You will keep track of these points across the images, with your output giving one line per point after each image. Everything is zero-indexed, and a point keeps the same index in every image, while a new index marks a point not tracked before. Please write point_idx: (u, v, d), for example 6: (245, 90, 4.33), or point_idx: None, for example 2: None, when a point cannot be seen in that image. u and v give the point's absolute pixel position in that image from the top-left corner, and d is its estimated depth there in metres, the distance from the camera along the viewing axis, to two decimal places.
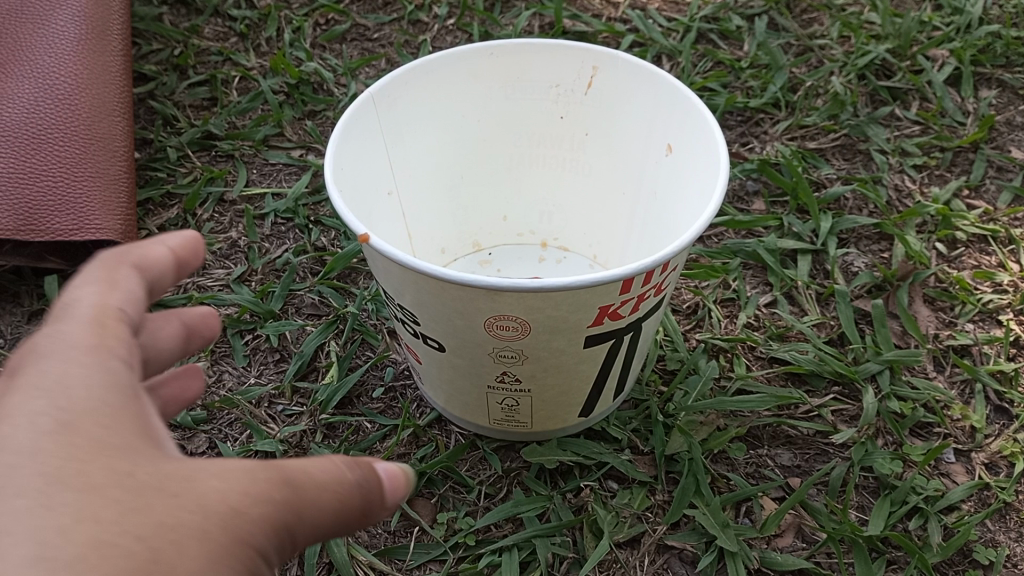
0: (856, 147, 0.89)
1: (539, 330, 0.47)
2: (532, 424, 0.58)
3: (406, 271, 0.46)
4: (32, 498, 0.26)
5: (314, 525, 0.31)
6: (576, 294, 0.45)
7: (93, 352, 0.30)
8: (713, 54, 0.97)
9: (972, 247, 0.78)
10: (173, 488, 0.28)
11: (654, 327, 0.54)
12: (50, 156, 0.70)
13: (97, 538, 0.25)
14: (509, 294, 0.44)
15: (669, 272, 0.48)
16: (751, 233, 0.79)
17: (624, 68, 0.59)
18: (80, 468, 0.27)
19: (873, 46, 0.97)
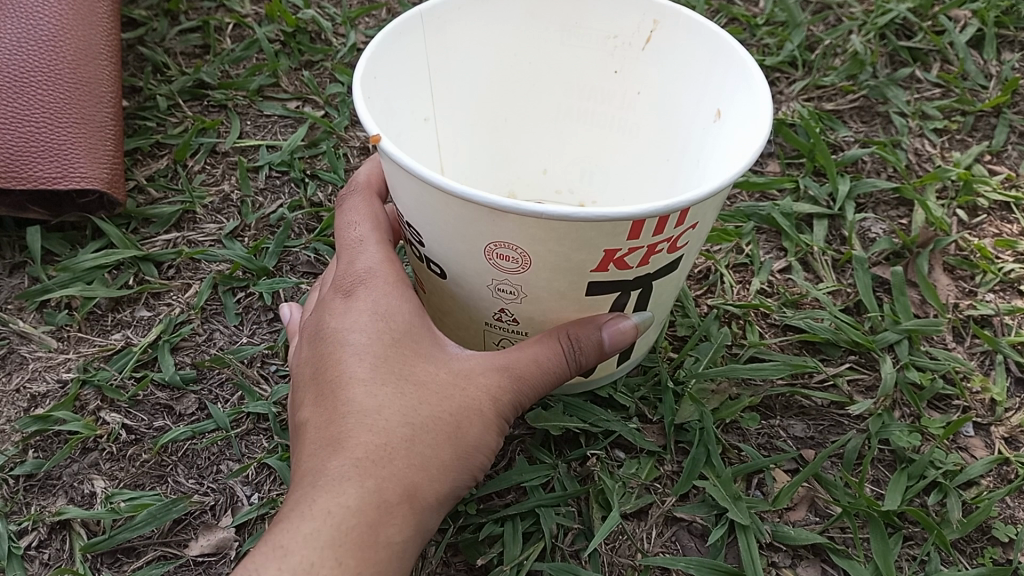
0: (875, 110, 0.85)
1: (539, 265, 0.43)
2: None
3: (414, 184, 0.42)
4: (387, 385, 0.44)
5: (545, 377, 0.47)
6: (581, 230, 0.40)
7: (397, 279, 0.48)
8: (727, 10, 0.94)
9: (993, 215, 0.75)
10: (460, 382, 0.45)
11: (673, 288, 0.50)
12: (33, 99, 0.66)
13: (430, 415, 0.44)
14: (513, 219, 0.40)
15: (688, 228, 0.43)
16: (765, 196, 0.76)
17: (689, 25, 0.53)
18: (403, 365, 0.45)
19: (894, 5, 0.94)
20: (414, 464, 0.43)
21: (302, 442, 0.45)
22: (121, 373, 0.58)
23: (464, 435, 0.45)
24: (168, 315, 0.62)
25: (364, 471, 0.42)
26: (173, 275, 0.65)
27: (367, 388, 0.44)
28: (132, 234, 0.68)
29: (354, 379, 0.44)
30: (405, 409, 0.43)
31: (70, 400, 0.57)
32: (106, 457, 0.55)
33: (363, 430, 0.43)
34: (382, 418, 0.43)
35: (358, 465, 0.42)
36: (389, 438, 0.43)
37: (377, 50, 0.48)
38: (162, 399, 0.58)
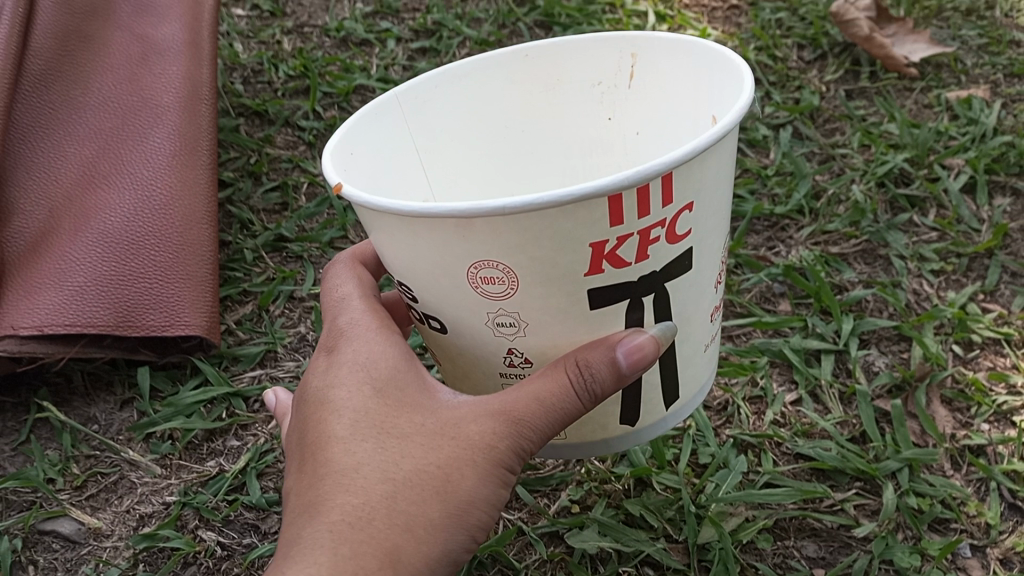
0: (877, 252, 0.95)
1: (528, 280, 0.44)
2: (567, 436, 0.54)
3: (387, 218, 0.45)
4: (372, 440, 0.47)
5: (541, 421, 0.48)
6: (550, 221, 0.41)
7: (383, 339, 0.52)
8: (741, 163, 1.06)
9: (987, 349, 0.83)
10: (449, 432, 0.48)
11: (695, 299, 0.50)
12: (147, 260, 0.78)
13: (414, 468, 0.47)
14: (477, 221, 0.41)
15: (673, 208, 0.43)
16: (777, 333, 0.85)
17: (662, 44, 0.57)
18: (385, 420, 0.48)
19: (892, 156, 1.05)
20: (398, 523, 0.46)
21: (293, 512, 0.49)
22: (216, 496, 0.68)
23: (455, 488, 0.47)
24: (255, 444, 0.72)
25: (344, 534, 0.45)
26: (258, 407, 0.75)
27: (352, 445, 0.48)
28: (224, 371, 0.79)
29: (340, 438, 0.48)
30: (387, 465, 0.47)
31: (173, 520, 0.66)
32: (203, 571, 0.64)
33: (343, 489, 0.47)
34: (362, 476, 0.47)
35: (336, 528, 0.45)
36: (369, 496, 0.46)
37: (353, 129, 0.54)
38: (250, 518, 0.67)
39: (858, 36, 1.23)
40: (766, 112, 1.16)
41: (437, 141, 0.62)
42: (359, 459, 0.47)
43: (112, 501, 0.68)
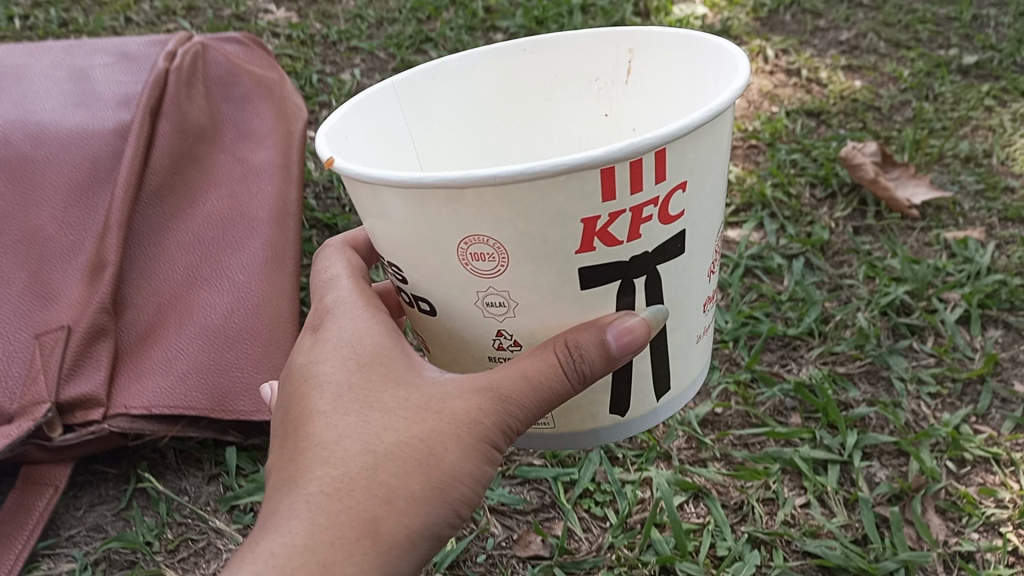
0: (880, 373, 1.05)
1: (515, 255, 0.52)
2: (557, 423, 0.64)
3: (387, 190, 0.52)
4: (359, 415, 0.57)
5: (515, 401, 0.57)
6: (550, 196, 0.49)
7: (373, 324, 0.62)
8: (756, 288, 1.19)
9: (978, 466, 0.92)
10: (431, 407, 0.57)
11: (687, 285, 0.59)
12: (239, 354, 0.91)
13: (396, 442, 0.56)
14: (471, 190, 0.49)
15: (660, 193, 0.51)
16: (788, 441, 0.95)
17: (653, 40, 0.69)
18: (368, 395, 0.58)
19: (894, 288, 1.17)
20: (377, 494, 0.55)
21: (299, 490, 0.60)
22: None
23: (438, 460, 0.56)
24: None
25: (330, 500, 0.54)
26: None
27: (336, 421, 0.57)
28: None
29: (326, 414, 0.58)
30: (373, 440, 0.56)
31: None
32: None
33: (329, 456, 0.56)
34: (342, 449, 0.56)
35: (322, 494, 0.55)
36: (352, 467, 0.55)
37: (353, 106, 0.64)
38: None
39: (865, 178, 1.37)
40: (781, 243, 1.29)
41: (434, 123, 0.73)
42: (340, 433, 0.56)
43: (201, 564, 0.79)
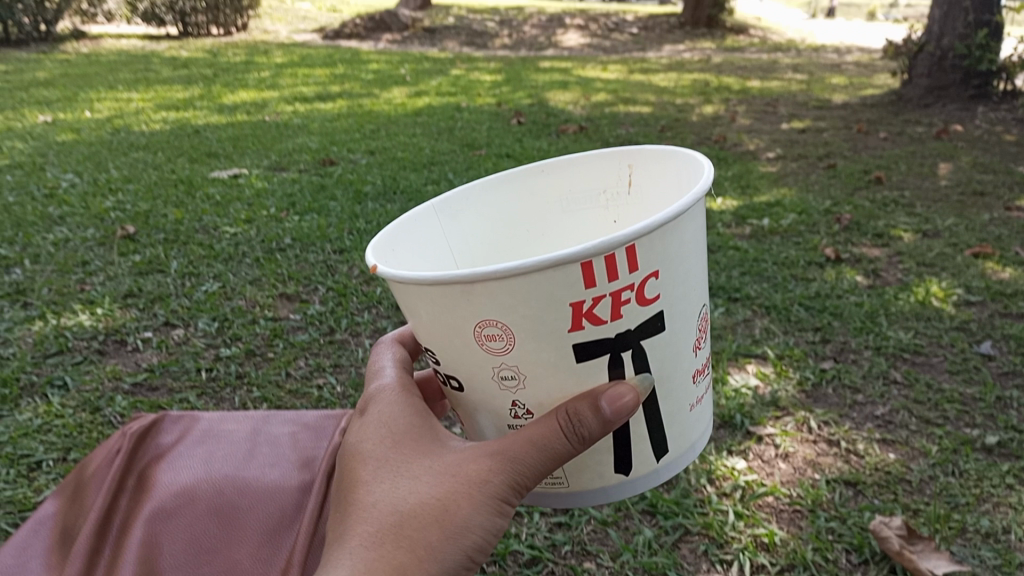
0: None
1: (517, 333, 0.98)
2: (571, 484, 1.14)
3: (439, 288, 0.96)
4: (404, 479, 1.08)
5: (488, 477, 1.06)
6: (551, 290, 0.94)
7: (408, 424, 1.16)
8: None
9: None
10: (450, 473, 1.08)
11: (668, 362, 1.06)
12: None
13: (422, 500, 1.06)
14: (493, 283, 0.93)
15: (627, 279, 0.95)
16: None
17: (639, 159, 1.32)
18: (405, 465, 1.10)
19: None
20: (416, 542, 1.04)
21: (356, 510, 1.08)
22: None
23: (453, 512, 1.05)
24: None
25: (390, 541, 1.04)
26: None
27: (380, 489, 1.08)
28: None
29: (375, 487, 1.09)
30: (418, 500, 1.06)
31: None
32: None
33: (383, 505, 1.06)
34: (386, 507, 1.06)
35: (384, 537, 1.04)
36: (398, 515, 1.05)
37: (418, 215, 1.23)
38: None
39: (891, 550, 1.67)
40: None
41: (474, 212, 1.33)
42: (387, 495, 1.07)
43: None
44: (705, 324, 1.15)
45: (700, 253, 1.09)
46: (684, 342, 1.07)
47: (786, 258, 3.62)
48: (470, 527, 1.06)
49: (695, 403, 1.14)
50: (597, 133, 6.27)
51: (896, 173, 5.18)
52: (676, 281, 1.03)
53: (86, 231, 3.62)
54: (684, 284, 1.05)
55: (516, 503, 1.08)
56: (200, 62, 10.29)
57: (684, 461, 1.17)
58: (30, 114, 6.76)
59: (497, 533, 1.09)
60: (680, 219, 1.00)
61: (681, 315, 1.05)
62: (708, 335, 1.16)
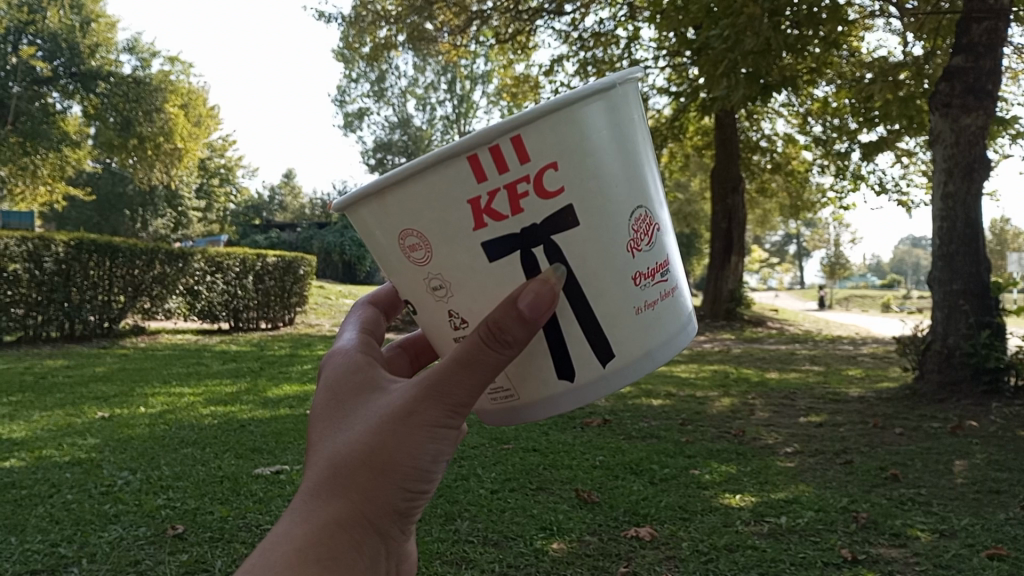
0: None
1: (431, 237, 1.33)
2: (522, 396, 1.46)
3: (370, 202, 1.36)
4: (349, 428, 1.48)
5: (407, 417, 1.44)
6: (449, 187, 1.27)
7: (356, 388, 1.56)
8: None
9: None
10: (381, 414, 1.47)
11: (588, 259, 1.31)
12: None
13: (360, 442, 1.45)
14: (404, 184, 1.30)
15: (510, 164, 1.23)
16: None
17: None
18: (346, 425, 1.50)
19: None
20: (360, 478, 1.44)
21: (316, 459, 1.49)
22: None
23: (384, 447, 1.44)
24: None
25: (339, 483, 1.44)
26: None
27: (331, 442, 1.49)
28: None
29: (328, 441, 1.49)
30: (355, 446, 1.45)
31: None
32: None
33: (334, 452, 1.47)
34: (334, 456, 1.46)
35: (333, 482, 1.45)
36: (341, 463, 1.45)
37: None
38: None
39: None
40: None
41: None
42: (335, 445, 1.47)
43: None
44: (639, 228, 1.37)
45: (614, 156, 1.32)
46: (607, 242, 1.32)
47: (803, 557, 3.74)
48: (400, 460, 1.44)
49: (639, 305, 1.38)
50: (620, 426, 6.58)
51: (912, 469, 5.34)
52: (580, 177, 1.28)
53: (139, 530, 3.87)
54: (596, 181, 1.30)
55: (446, 428, 1.45)
56: (248, 356, 11.00)
57: (638, 367, 1.41)
58: (89, 409, 7.20)
59: (423, 463, 1.47)
60: (568, 113, 1.26)
61: (598, 213, 1.30)
62: (645, 241, 1.38)
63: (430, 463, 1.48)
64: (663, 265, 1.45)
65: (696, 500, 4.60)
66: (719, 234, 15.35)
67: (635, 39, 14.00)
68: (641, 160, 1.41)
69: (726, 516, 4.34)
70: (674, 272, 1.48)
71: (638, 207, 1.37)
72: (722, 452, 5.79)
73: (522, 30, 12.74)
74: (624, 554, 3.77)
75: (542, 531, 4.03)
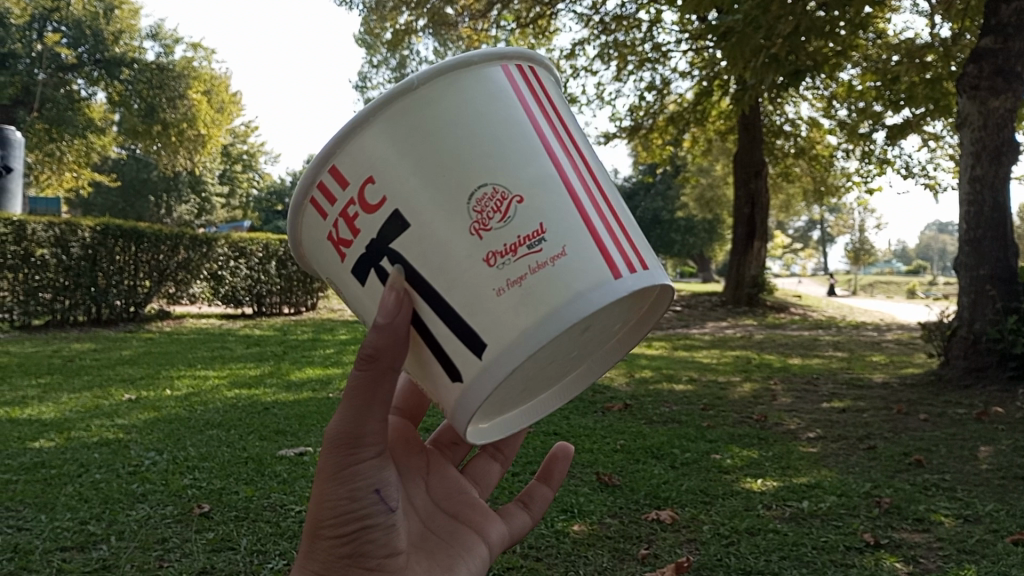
0: None
1: (334, 282, 1.60)
2: (442, 403, 1.54)
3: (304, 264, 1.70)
4: None
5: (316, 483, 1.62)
6: (313, 230, 1.55)
7: None
8: None
9: None
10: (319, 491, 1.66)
11: (426, 256, 1.41)
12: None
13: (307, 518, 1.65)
14: (298, 244, 1.62)
15: (334, 194, 1.47)
16: None
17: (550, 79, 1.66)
18: None
19: None
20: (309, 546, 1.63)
21: None
22: None
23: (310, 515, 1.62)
24: None
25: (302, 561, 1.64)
26: None
27: None
28: None
29: None
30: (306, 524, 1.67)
31: None
32: None
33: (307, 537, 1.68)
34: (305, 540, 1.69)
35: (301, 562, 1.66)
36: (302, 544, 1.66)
37: None
38: None
39: None
40: None
41: None
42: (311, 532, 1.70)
43: None
44: (483, 208, 1.38)
45: (434, 149, 1.41)
46: (444, 235, 1.40)
47: (825, 542, 3.73)
48: (323, 511, 1.60)
49: (495, 291, 1.37)
50: (640, 410, 6.58)
51: (937, 455, 5.29)
52: (397, 182, 1.42)
53: (166, 509, 3.94)
54: (415, 181, 1.41)
55: (342, 464, 1.59)
56: (271, 340, 11.08)
57: (521, 350, 1.36)
58: (116, 391, 7.31)
59: (341, 504, 1.59)
60: (371, 129, 1.44)
61: (424, 210, 1.41)
62: (495, 219, 1.38)
63: (351, 502, 1.60)
64: (539, 235, 1.37)
65: (716, 484, 4.60)
66: (742, 220, 15.24)
67: (657, 22, 13.86)
68: (487, 138, 1.42)
69: (747, 500, 4.34)
70: (564, 235, 1.38)
71: (478, 189, 1.39)
72: (743, 437, 5.77)
73: (543, 15, 12.67)
74: (645, 537, 3.78)
75: (563, 514, 4.04)
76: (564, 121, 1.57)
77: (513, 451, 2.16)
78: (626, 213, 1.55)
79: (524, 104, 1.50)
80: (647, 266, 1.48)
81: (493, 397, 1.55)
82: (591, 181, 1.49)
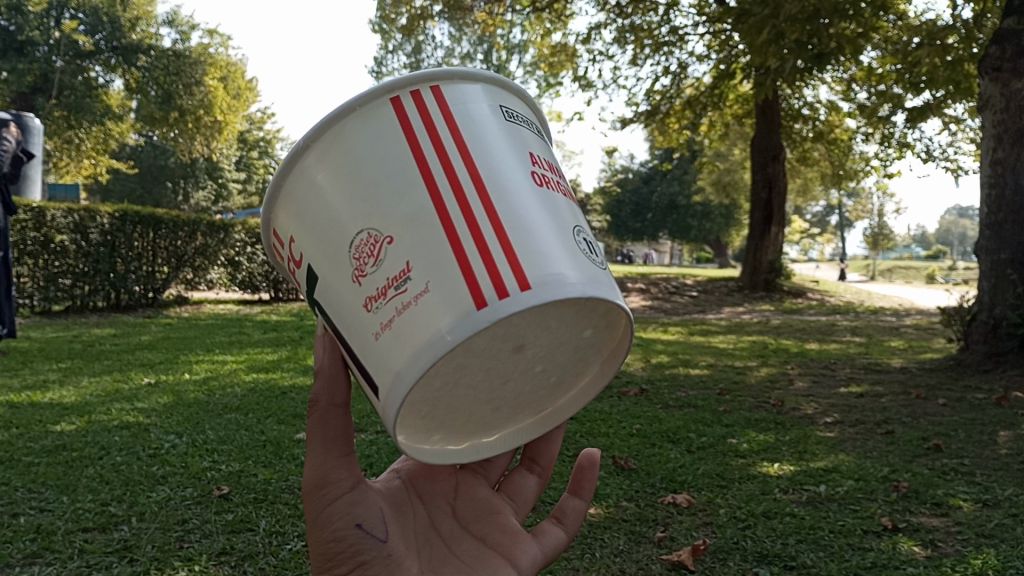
0: None
1: None
2: None
3: None
4: None
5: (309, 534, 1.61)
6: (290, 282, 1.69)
7: None
8: None
9: None
10: None
11: (333, 305, 1.43)
12: None
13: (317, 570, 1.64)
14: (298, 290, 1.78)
15: (280, 250, 1.59)
16: None
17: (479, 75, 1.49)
18: None
19: None
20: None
21: None
22: None
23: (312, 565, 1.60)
24: None
25: None
26: None
27: None
28: None
29: None
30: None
31: None
32: None
33: None
34: None
35: None
36: None
37: None
38: None
39: None
40: None
41: None
42: None
43: None
44: (361, 254, 1.36)
45: (322, 203, 1.43)
46: (337, 283, 1.41)
47: (843, 525, 3.72)
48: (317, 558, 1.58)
49: (377, 334, 1.32)
50: (656, 395, 6.57)
51: (956, 440, 5.25)
52: (305, 237, 1.47)
53: (185, 491, 3.98)
54: (313, 233, 1.45)
55: (320, 504, 1.57)
56: (288, 325, 11.17)
57: (395, 394, 1.29)
58: (136, 375, 7.41)
59: (328, 546, 1.56)
60: (282, 190, 1.52)
61: (322, 261, 1.43)
62: (370, 263, 1.35)
63: (335, 539, 1.56)
64: (405, 272, 1.29)
65: (733, 468, 4.59)
66: (760, 205, 15.15)
67: (674, 5, 13.74)
68: (358, 180, 1.39)
69: (764, 484, 4.32)
70: (428, 270, 1.27)
71: (357, 235, 1.37)
72: (760, 422, 5.75)
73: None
74: (661, 521, 3.78)
75: None
76: (464, 128, 1.40)
77: (551, 462, 2.04)
78: (544, 221, 1.35)
79: (406, 131, 1.39)
80: (539, 280, 1.26)
81: (433, 421, 1.52)
82: (479, 196, 1.31)
